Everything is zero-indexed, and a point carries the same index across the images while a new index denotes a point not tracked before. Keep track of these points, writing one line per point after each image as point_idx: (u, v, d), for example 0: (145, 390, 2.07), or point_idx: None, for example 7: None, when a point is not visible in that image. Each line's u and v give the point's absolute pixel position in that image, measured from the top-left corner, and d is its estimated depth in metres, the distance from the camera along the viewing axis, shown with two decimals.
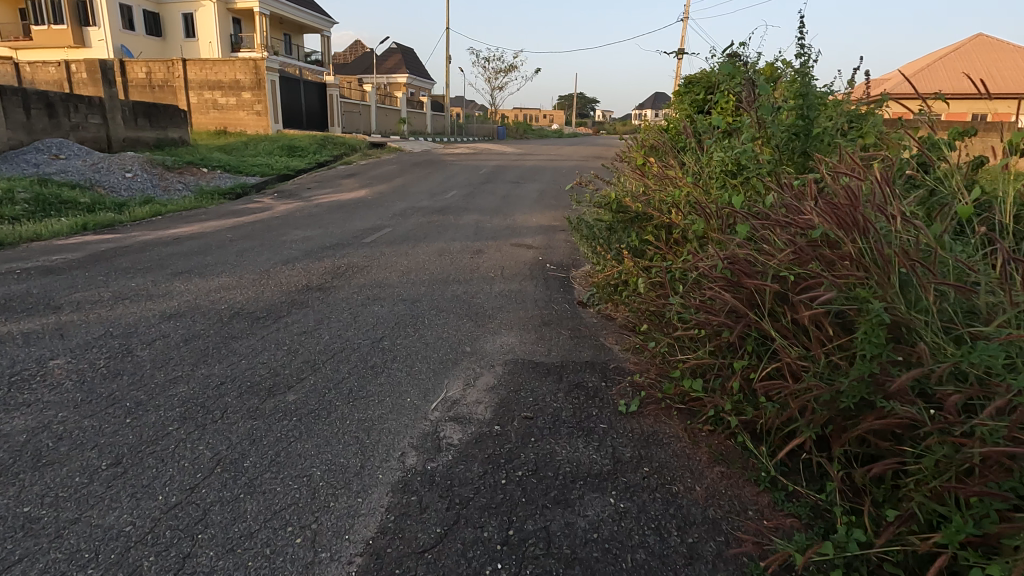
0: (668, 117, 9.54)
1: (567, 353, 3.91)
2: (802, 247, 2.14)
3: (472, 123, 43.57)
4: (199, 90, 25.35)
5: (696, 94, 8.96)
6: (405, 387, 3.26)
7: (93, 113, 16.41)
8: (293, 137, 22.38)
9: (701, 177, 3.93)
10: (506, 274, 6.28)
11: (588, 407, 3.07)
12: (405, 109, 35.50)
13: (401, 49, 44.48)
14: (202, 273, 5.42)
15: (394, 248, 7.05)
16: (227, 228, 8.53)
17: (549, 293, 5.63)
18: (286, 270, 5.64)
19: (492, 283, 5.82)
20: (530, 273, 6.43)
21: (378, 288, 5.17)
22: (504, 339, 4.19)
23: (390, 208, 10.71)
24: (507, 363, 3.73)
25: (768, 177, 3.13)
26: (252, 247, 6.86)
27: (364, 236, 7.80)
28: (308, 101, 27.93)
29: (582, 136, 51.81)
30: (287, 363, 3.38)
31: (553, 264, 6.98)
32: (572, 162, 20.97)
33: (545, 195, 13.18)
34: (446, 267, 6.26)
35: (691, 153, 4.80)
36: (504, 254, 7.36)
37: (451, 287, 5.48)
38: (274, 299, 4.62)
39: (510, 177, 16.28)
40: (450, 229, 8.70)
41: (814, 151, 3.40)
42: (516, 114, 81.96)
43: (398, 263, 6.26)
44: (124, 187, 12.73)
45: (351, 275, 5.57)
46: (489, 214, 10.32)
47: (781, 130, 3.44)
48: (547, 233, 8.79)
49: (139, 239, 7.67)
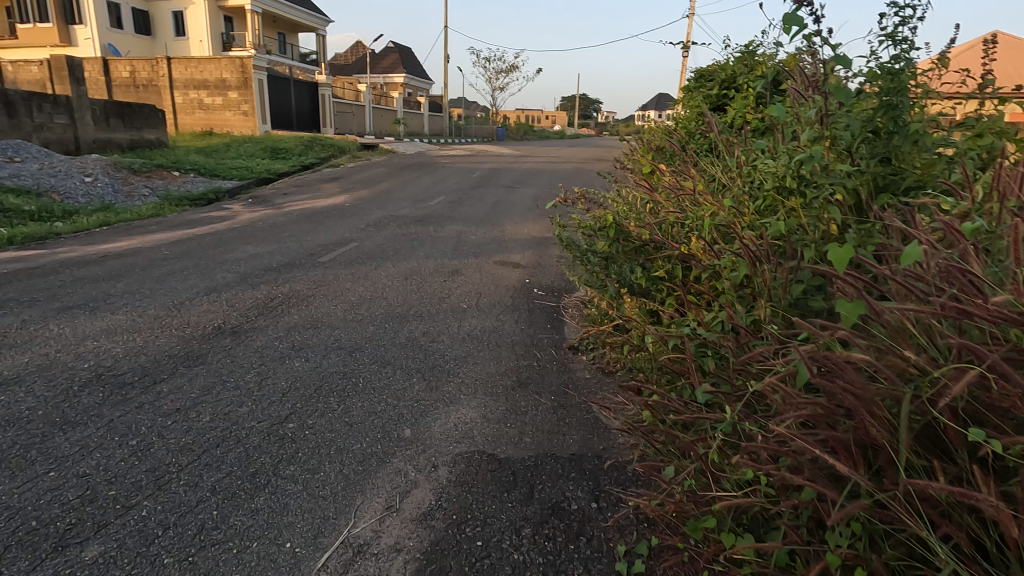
0: (678, 116, 8.44)
1: (546, 441, 2.80)
2: (1007, 368, 1.03)
3: (472, 124, 42.54)
4: (183, 90, 24.29)
5: (711, 90, 7.87)
6: (289, 520, 2.14)
7: (60, 113, 15.40)
8: (280, 139, 21.36)
9: (736, 191, 2.82)
10: (482, 303, 5.18)
11: (565, 564, 1.95)
12: (402, 109, 34.51)
13: (399, 48, 43.42)
14: (93, 309, 4.31)
15: (352, 270, 5.93)
16: (170, 241, 7.44)
17: (532, 330, 4.52)
18: (204, 303, 4.53)
19: (463, 318, 4.68)
20: (513, 301, 5.33)
21: (311, 330, 4.04)
22: (462, 413, 3.08)
23: (364, 217, 9.60)
24: (458, 458, 2.62)
25: (858, 225, 2.06)
26: (183, 268, 5.78)
27: (322, 253, 6.69)
28: (299, 102, 26.87)
29: (586, 139, 50.73)
30: (120, 475, 2.27)
31: (541, 288, 5.88)
32: (574, 165, 19.89)
33: (540, 201, 12.10)
34: (409, 296, 5.16)
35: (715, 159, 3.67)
36: (484, 275, 6.24)
37: (406, 327, 4.34)
38: (165, 351, 3.51)
39: (505, 181, 15.20)
40: (426, 243, 7.60)
41: (905, 170, 2.30)
42: (519, 115, 81.10)
43: (351, 291, 5.15)
44: (81, 193, 11.71)
45: (284, 309, 4.46)
46: (475, 224, 9.21)
47: (848, 132, 2.35)
48: (538, 248, 7.68)
49: (61, 257, 6.59)
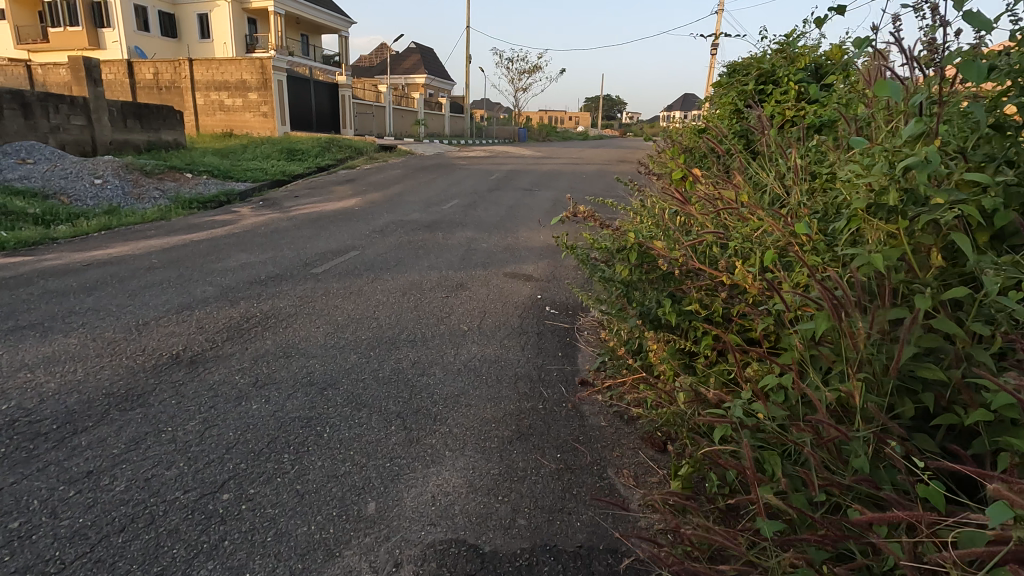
0: (709, 116, 7.74)
1: (545, 525, 2.19)
2: None
3: (493, 125, 42.08)
4: (205, 91, 24.25)
5: (748, 85, 7.12)
6: None
7: (76, 114, 15.32)
8: (297, 140, 21.13)
9: (798, 210, 2.16)
10: (486, 323, 4.60)
11: None
12: (423, 110, 34.22)
13: (421, 49, 43.18)
14: (46, 330, 3.84)
15: (346, 283, 5.38)
16: (163, 248, 7.02)
17: (540, 360, 3.92)
18: (170, 324, 4.02)
19: (462, 344, 4.08)
20: (521, 322, 4.73)
21: (282, 360, 3.48)
22: (446, 477, 2.49)
23: (371, 222, 9.11)
24: (431, 552, 2.03)
25: (998, 267, 1.41)
26: (163, 280, 5.31)
27: (318, 263, 6.17)
28: (320, 102, 26.70)
29: (609, 139, 50.00)
30: None
31: (553, 305, 5.26)
32: (596, 167, 19.19)
33: (558, 205, 11.48)
34: (404, 315, 4.60)
35: (766, 167, 3.00)
36: (491, 289, 5.63)
37: (393, 356, 3.75)
38: (103, 387, 2.98)
39: (523, 183, 14.60)
40: (432, 251, 7.05)
41: None
42: (542, 116, 80.58)
43: (340, 309, 4.59)
44: (90, 195, 11.49)
45: (258, 333, 3.92)
46: (487, 230, 8.63)
47: (963, 128, 1.70)
48: (553, 258, 7.07)
49: (44, 265, 6.21)
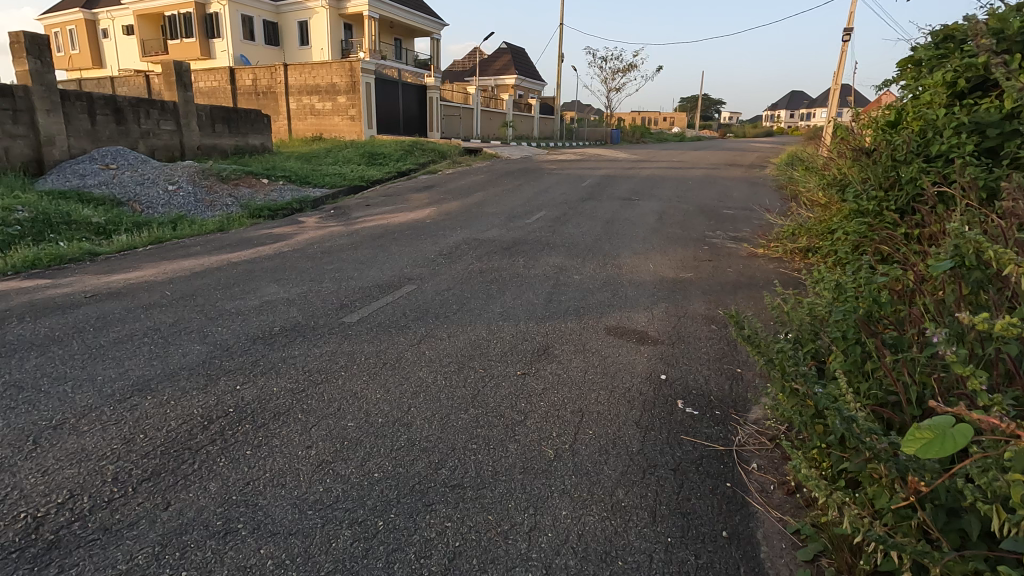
0: (908, 106, 5.58)
1: None
2: None
3: (585, 127, 40.02)
4: (297, 96, 24.33)
5: (979, 58, 4.73)
6: None
7: (167, 119, 15.29)
8: (382, 143, 20.44)
9: None
10: (584, 437, 2.83)
11: None
12: (512, 112, 32.99)
13: (513, 50, 42.22)
14: None
15: (382, 345, 3.79)
16: (191, 273, 5.91)
17: (687, 555, 2.08)
18: (88, 432, 2.56)
19: (543, 503, 2.30)
20: (641, 434, 2.90)
21: (211, 550, 1.90)
22: None
23: (441, 240, 7.63)
24: None
25: None
26: (150, 330, 4.01)
27: (357, 306, 4.65)
28: (407, 105, 26.16)
29: (707, 140, 46.47)
30: None
31: (686, 397, 3.38)
32: (703, 171, 16.81)
33: (666, 219, 9.47)
34: (453, 416, 2.93)
35: None
36: (590, 359, 3.83)
37: (418, 537, 2.05)
38: None
39: (621, 190, 12.65)
40: (508, 287, 5.37)
41: None
42: (633, 117, 77.55)
43: (356, 405, 2.95)
44: (161, 203, 11.01)
45: (204, 464, 2.35)
46: (580, 255, 6.84)
47: None
48: (671, 302, 5.17)
49: (52, 293, 5.22)
